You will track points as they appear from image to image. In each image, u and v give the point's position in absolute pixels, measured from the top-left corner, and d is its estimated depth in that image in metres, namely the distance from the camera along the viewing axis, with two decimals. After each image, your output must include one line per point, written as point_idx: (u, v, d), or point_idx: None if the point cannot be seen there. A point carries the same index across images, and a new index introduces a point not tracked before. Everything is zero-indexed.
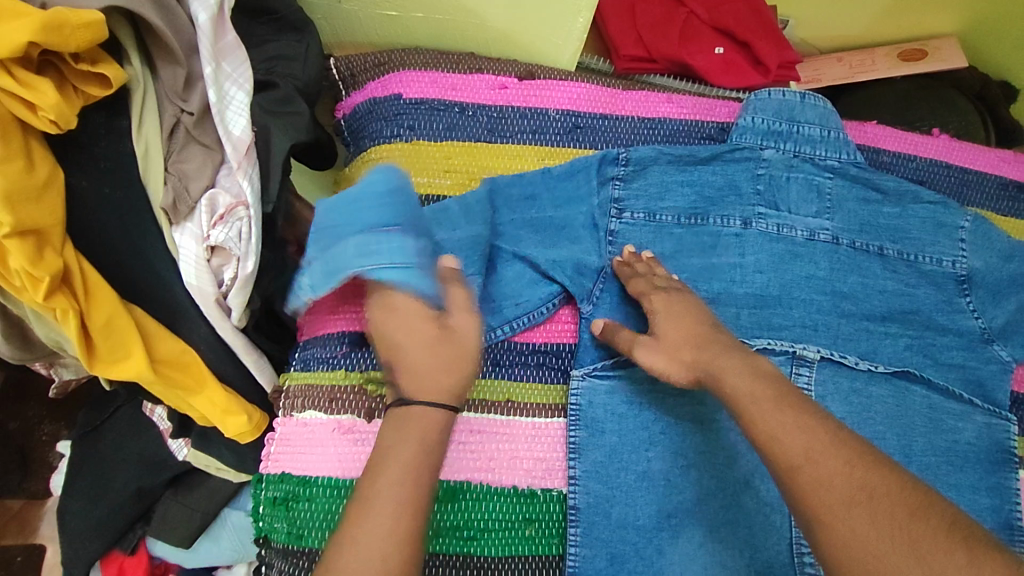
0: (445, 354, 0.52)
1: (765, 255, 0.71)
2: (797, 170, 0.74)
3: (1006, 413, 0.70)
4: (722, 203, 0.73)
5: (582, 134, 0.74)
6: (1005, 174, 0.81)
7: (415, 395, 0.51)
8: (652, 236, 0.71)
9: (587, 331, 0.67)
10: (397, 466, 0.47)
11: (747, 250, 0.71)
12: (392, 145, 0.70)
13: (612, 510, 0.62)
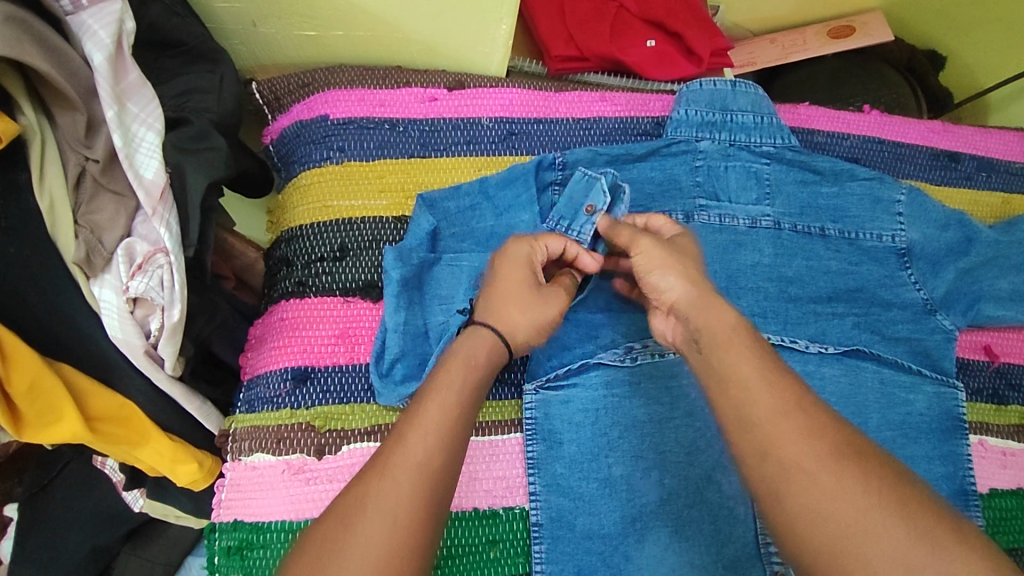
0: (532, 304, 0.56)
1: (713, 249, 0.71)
2: (735, 159, 0.74)
3: (954, 381, 0.72)
4: (663, 198, 0.72)
5: (518, 141, 0.72)
6: (935, 144, 0.82)
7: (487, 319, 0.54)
8: None
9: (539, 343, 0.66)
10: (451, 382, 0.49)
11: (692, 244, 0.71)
12: (323, 169, 0.68)
13: (579, 521, 0.62)
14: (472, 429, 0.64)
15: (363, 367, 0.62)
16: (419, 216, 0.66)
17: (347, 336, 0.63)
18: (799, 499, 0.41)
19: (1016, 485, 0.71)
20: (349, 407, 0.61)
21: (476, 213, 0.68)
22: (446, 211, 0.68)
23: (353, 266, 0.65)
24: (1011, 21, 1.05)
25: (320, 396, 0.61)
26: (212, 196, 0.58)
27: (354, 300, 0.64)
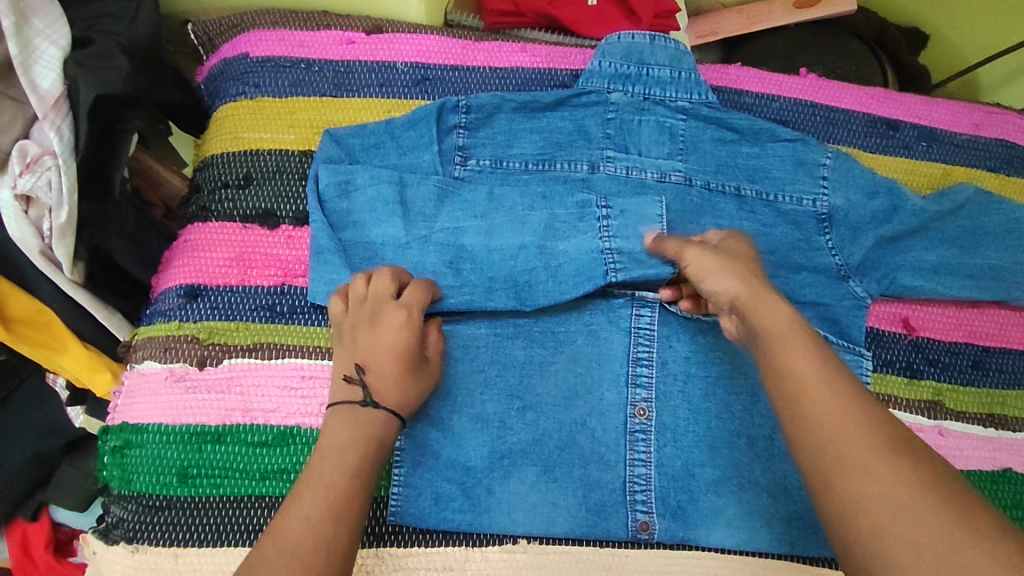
0: (416, 381, 0.59)
1: (624, 216, 0.68)
2: (649, 115, 0.73)
3: (859, 349, 0.68)
4: (569, 146, 0.72)
5: (431, 86, 0.73)
6: (874, 111, 0.78)
7: (378, 398, 0.56)
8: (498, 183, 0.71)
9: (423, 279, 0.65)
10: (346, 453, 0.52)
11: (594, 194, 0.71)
12: (238, 103, 0.71)
13: (444, 454, 0.63)
14: None
15: (253, 288, 0.65)
16: (337, 137, 0.69)
17: (242, 259, 0.66)
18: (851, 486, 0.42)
19: None
20: (239, 330, 0.64)
21: (392, 137, 0.70)
22: (362, 133, 0.69)
23: (255, 195, 0.68)
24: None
25: (211, 315, 0.64)
26: (131, 117, 0.62)
27: (252, 227, 0.67)
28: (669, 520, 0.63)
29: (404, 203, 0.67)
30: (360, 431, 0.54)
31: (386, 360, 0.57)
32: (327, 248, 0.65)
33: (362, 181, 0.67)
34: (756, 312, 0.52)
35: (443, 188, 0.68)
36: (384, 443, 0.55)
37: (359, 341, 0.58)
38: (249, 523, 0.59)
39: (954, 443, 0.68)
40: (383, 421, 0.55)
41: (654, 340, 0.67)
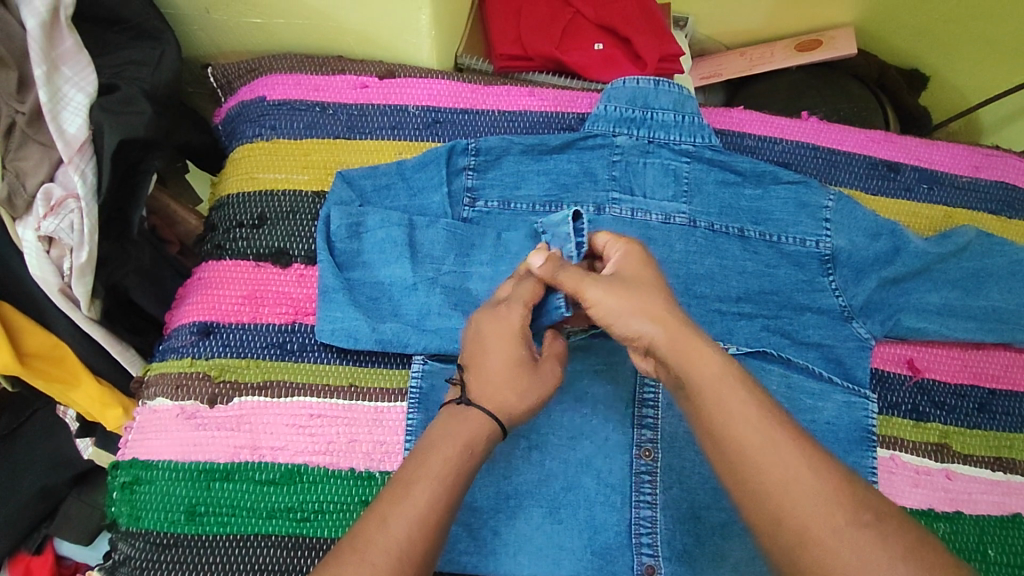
0: (518, 377, 0.55)
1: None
2: (655, 158, 0.74)
3: (865, 391, 0.69)
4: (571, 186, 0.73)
5: (442, 129, 0.75)
6: (875, 153, 0.79)
7: (475, 398, 0.54)
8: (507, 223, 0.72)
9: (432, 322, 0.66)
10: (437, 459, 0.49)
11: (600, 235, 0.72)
12: (254, 145, 0.73)
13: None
14: (358, 394, 0.65)
15: (264, 326, 0.66)
16: (348, 179, 0.71)
17: (254, 297, 0.67)
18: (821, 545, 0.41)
19: (927, 506, 0.67)
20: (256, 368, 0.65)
21: (403, 179, 0.71)
22: (373, 174, 0.71)
23: (268, 234, 0.70)
24: (1000, 38, 0.99)
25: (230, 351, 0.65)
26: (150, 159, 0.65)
27: (265, 265, 0.69)
28: (675, 564, 0.62)
29: (411, 243, 0.68)
30: (453, 430, 0.52)
31: (489, 356, 0.55)
32: (335, 288, 0.66)
33: (370, 221, 0.69)
34: (683, 362, 0.48)
35: (451, 230, 0.69)
36: (478, 442, 0.51)
37: (475, 339, 0.57)
38: (250, 563, 0.59)
39: (961, 486, 0.68)
40: (476, 418, 0.52)
41: (660, 380, 0.67)
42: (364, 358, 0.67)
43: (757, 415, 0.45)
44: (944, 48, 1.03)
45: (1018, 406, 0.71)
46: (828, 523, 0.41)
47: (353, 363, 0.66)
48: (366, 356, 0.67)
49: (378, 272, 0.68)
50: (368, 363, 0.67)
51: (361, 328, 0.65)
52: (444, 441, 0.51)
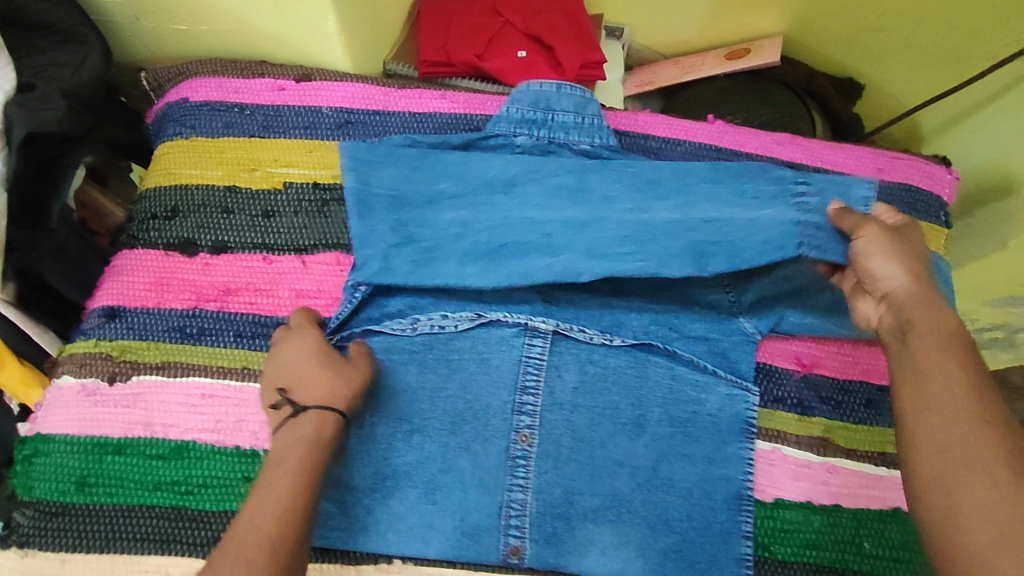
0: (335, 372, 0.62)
1: (825, 192, 0.68)
2: (717, 167, 0.72)
3: (748, 384, 0.70)
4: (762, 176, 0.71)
5: (353, 129, 0.78)
6: (779, 156, 0.79)
7: (306, 402, 0.60)
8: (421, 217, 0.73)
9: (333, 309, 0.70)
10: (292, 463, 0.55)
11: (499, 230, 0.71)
12: (174, 143, 0.78)
13: (333, 473, 0.66)
14: (251, 376, 0.68)
15: (167, 311, 0.70)
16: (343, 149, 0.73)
17: (160, 284, 0.71)
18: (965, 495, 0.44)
19: (806, 498, 0.68)
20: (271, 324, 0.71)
21: (475, 172, 0.73)
22: (417, 160, 0.74)
23: (179, 226, 0.74)
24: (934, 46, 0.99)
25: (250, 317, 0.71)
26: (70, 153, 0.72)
27: (173, 255, 0.73)
28: (542, 546, 0.64)
29: (484, 231, 0.71)
30: (298, 430, 0.58)
31: (304, 367, 0.62)
32: (380, 273, 0.70)
33: (448, 213, 0.72)
34: (913, 310, 0.55)
35: (561, 225, 0.71)
36: (322, 438, 0.58)
37: (281, 365, 0.64)
38: (132, 532, 0.63)
39: (842, 481, 0.69)
40: (314, 419, 0.59)
41: (543, 369, 0.69)
42: (257, 343, 0.70)
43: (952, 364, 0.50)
44: (877, 58, 1.04)
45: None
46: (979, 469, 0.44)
47: (247, 347, 0.70)
48: (260, 340, 0.70)
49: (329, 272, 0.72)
50: (261, 347, 0.70)
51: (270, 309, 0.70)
52: (292, 442, 0.57)
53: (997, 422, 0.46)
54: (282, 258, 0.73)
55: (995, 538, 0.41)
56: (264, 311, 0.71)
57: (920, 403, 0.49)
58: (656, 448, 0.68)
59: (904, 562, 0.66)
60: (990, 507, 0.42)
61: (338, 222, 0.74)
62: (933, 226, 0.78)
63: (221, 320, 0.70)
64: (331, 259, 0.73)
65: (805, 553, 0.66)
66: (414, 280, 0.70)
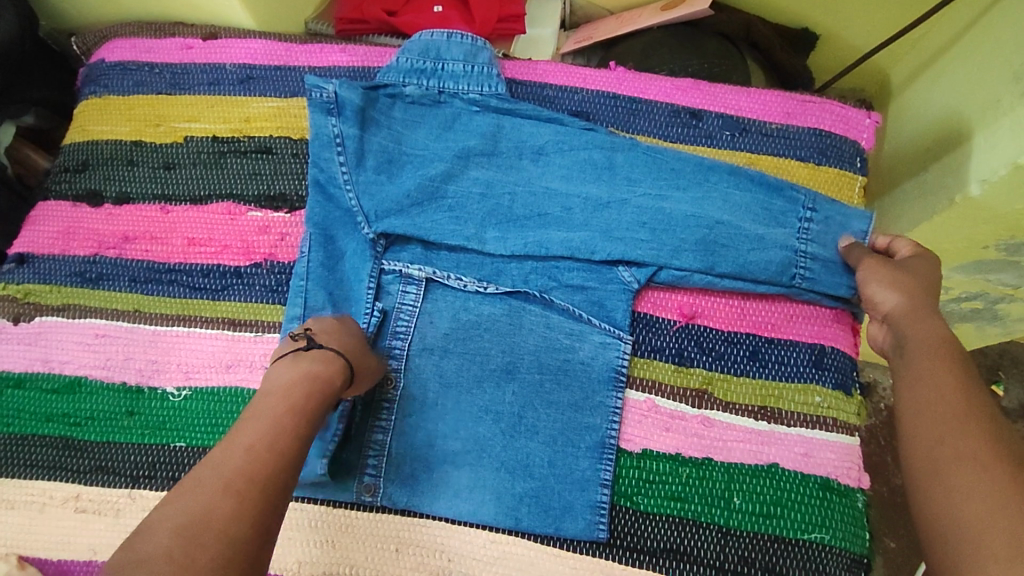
0: (361, 346, 0.62)
1: (827, 224, 0.69)
2: (740, 174, 0.71)
3: (621, 333, 0.68)
4: (777, 192, 0.70)
5: (255, 84, 0.81)
6: (677, 101, 0.78)
7: (328, 343, 0.59)
8: (421, 163, 0.73)
9: (324, 270, 0.70)
10: (295, 398, 0.52)
11: (492, 187, 0.72)
12: (89, 101, 0.82)
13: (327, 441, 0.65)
14: (142, 318, 0.72)
15: (70, 257, 0.75)
16: (342, 97, 0.71)
17: (66, 232, 0.76)
18: (948, 488, 0.45)
19: (675, 450, 0.66)
20: (341, 291, 0.70)
21: (511, 137, 0.74)
22: (447, 120, 0.74)
23: (87, 178, 0.78)
24: None
25: (321, 276, 0.70)
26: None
27: (81, 205, 0.77)
28: (396, 486, 0.65)
29: (508, 195, 0.72)
30: (308, 368, 0.56)
31: (332, 327, 0.62)
32: (396, 218, 0.71)
33: (475, 171, 0.73)
34: (909, 324, 0.57)
35: (584, 202, 0.71)
36: (332, 378, 0.56)
37: (315, 322, 0.62)
38: (24, 459, 0.67)
39: (719, 434, 0.66)
40: (327, 364, 0.57)
41: (415, 315, 0.69)
42: (149, 286, 0.73)
43: (948, 375, 0.52)
44: (833, 8, 0.96)
45: (834, 363, 0.68)
46: (966, 463, 0.45)
47: (139, 291, 0.73)
48: (153, 285, 0.73)
49: (306, 245, 0.71)
50: (154, 292, 0.73)
51: (263, 277, 0.73)
52: (295, 381, 0.54)
53: (981, 423, 0.48)
54: (179, 208, 0.76)
55: (979, 529, 0.41)
56: (159, 257, 0.74)
57: (917, 400, 0.51)
58: (523, 396, 0.67)
59: (775, 518, 0.63)
60: (975, 502, 0.43)
61: (233, 172, 0.77)
62: (844, 171, 0.75)
63: (119, 265, 0.74)
64: (222, 208, 0.75)
65: (669, 505, 0.64)
66: (434, 232, 0.71)
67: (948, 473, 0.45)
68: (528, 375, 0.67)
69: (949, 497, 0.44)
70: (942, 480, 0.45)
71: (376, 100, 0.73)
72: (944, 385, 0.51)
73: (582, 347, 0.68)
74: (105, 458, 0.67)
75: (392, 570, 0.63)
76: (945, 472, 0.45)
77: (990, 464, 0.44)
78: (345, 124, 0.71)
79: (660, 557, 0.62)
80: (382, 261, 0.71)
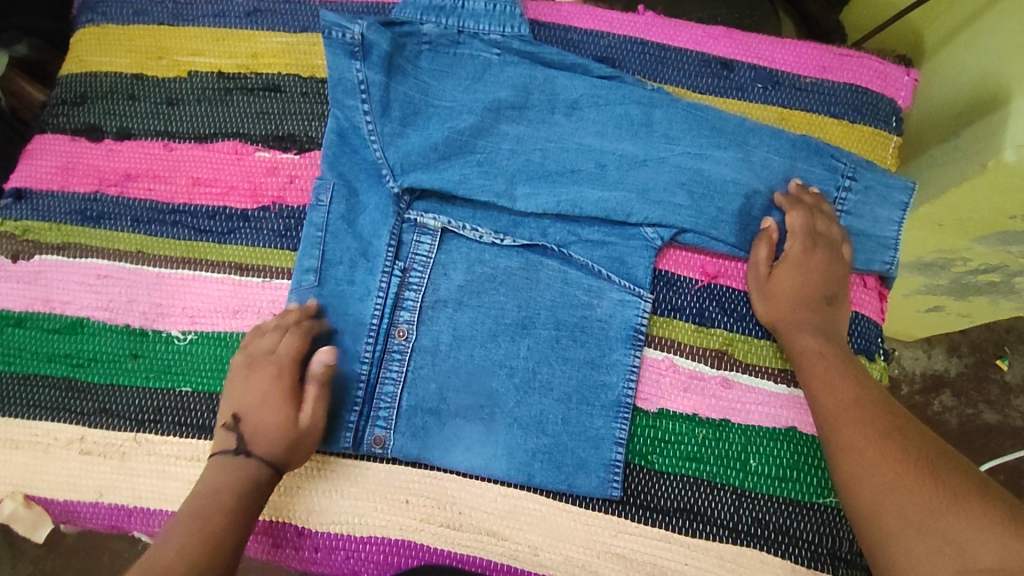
0: (285, 419, 0.59)
1: (866, 194, 0.68)
2: (782, 136, 0.68)
3: (642, 291, 0.66)
4: (816, 155, 0.68)
5: (261, 17, 0.76)
6: (708, 50, 0.75)
7: (252, 449, 0.58)
8: (450, 113, 0.69)
9: (343, 224, 0.68)
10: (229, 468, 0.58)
11: (522, 144, 0.69)
12: (86, 29, 0.78)
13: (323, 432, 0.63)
14: (144, 260, 0.69)
15: (70, 195, 0.72)
16: (368, 40, 0.67)
17: (65, 167, 0.72)
18: (862, 474, 0.52)
19: (692, 411, 0.64)
20: (360, 246, 0.67)
21: (543, 89, 0.70)
22: (478, 70, 0.70)
23: (86, 112, 0.75)
24: None
25: (340, 228, 0.67)
26: None
27: (80, 139, 0.73)
28: (406, 439, 0.63)
29: (538, 150, 0.69)
30: (234, 469, 0.57)
31: (258, 409, 0.59)
32: (422, 172, 0.68)
33: (506, 126, 0.69)
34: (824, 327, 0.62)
35: (619, 159, 0.68)
36: (259, 485, 0.57)
37: (243, 392, 0.60)
38: (25, 400, 0.66)
39: (738, 397, 0.65)
40: (256, 467, 0.57)
41: (429, 267, 0.67)
42: (151, 227, 0.70)
43: (844, 370, 0.58)
44: None
45: (858, 328, 0.67)
46: (866, 442, 0.53)
47: (142, 231, 0.70)
48: (155, 226, 0.70)
49: (324, 196, 0.68)
50: (156, 233, 0.70)
51: (274, 224, 0.70)
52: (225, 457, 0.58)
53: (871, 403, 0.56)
54: (182, 146, 0.72)
55: (898, 511, 0.49)
56: (162, 197, 0.71)
57: (823, 398, 0.58)
58: (537, 353, 0.65)
59: (790, 482, 0.62)
60: (882, 486, 0.50)
61: (240, 109, 0.73)
62: (878, 130, 0.72)
63: (121, 205, 0.71)
64: (228, 148, 0.72)
65: (684, 465, 0.63)
66: (463, 189, 0.68)
67: (860, 458, 0.52)
68: (542, 334, 0.65)
69: (865, 479, 0.51)
70: (858, 467, 0.52)
71: (403, 46, 0.69)
72: (843, 378, 0.58)
73: (602, 305, 0.66)
74: (109, 400, 0.65)
75: (402, 520, 0.63)
76: (856, 456, 0.53)
77: (884, 438, 0.52)
78: (370, 70, 0.67)
79: (673, 516, 0.62)
80: (411, 212, 0.68)
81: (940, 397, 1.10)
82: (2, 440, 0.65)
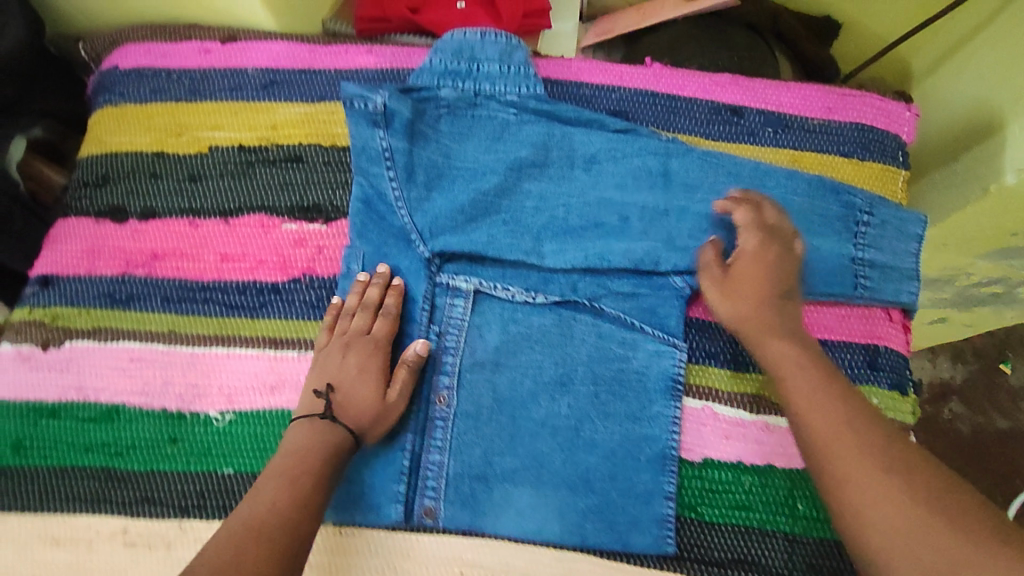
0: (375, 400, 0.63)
1: (883, 229, 0.70)
2: (798, 178, 0.70)
3: (676, 341, 0.67)
4: (832, 194, 0.70)
5: (278, 88, 0.77)
6: (717, 98, 0.77)
7: (338, 415, 0.61)
8: (473, 174, 0.70)
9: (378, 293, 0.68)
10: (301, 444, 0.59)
11: (546, 200, 0.70)
12: (104, 110, 0.78)
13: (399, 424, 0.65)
14: (177, 340, 0.69)
15: (98, 278, 0.71)
16: (390, 109, 0.68)
17: (92, 251, 0.72)
18: None
19: (736, 458, 0.65)
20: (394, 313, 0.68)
21: (561, 145, 0.71)
22: (498, 131, 0.72)
23: (109, 193, 0.75)
24: None
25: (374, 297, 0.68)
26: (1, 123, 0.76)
27: (104, 222, 0.73)
28: (456, 508, 0.63)
29: (562, 206, 0.70)
30: (316, 434, 0.60)
31: (352, 385, 0.63)
32: (450, 235, 0.68)
33: (529, 184, 0.70)
34: None
35: (642, 210, 0.69)
36: (342, 448, 0.59)
37: (337, 367, 0.64)
38: (64, 492, 0.65)
39: (779, 441, 0.65)
40: (342, 432, 0.60)
41: (464, 329, 0.68)
42: (182, 306, 0.70)
43: None
44: None
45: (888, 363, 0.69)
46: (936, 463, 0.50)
47: (173, 311, 0.70)
48: (186, 305, 0.70)
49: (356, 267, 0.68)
50: (188, 312, 0.70)
51: (308, 296, 0.70)
52: (308, 424, 0.60)
53: None
54: (208, 222, 0.73)
55: None
56: (191, 275, 0.71)
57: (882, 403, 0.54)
58: (579, 411, 0.65)
59: None
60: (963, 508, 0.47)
61: (263, 182, 0.74)
62: (887, 166, 0.75)
63: (150, 286, 0.71)
64: (255, 222, 0.72)
65: (734, 515, 0.63)
66: (492, 249, 0.69)
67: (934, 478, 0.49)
68: (582, 389, 0.66)
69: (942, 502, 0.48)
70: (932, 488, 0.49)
71: (423, 112, 0.71)
72: None
73: (638, 358, 0.67)
74: (151, 486, 0.65)
75: None
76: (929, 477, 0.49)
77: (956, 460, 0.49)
78: (393, 138, 0.68)
79: (729, 568, 0.62)
80: (442, 275, 0.69)
81: (954, 410, 1.11)
82: (42, 537, 0.64)
